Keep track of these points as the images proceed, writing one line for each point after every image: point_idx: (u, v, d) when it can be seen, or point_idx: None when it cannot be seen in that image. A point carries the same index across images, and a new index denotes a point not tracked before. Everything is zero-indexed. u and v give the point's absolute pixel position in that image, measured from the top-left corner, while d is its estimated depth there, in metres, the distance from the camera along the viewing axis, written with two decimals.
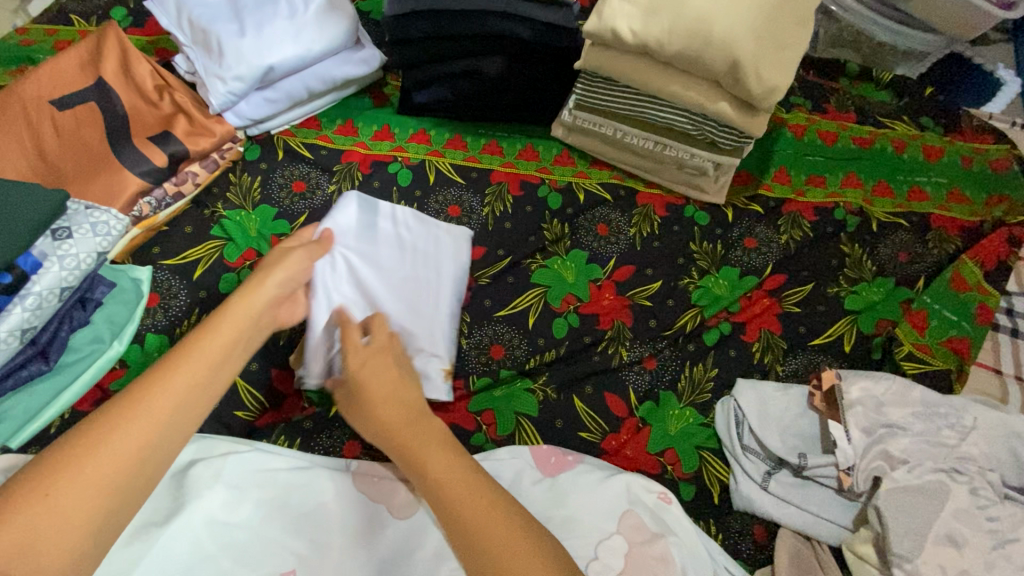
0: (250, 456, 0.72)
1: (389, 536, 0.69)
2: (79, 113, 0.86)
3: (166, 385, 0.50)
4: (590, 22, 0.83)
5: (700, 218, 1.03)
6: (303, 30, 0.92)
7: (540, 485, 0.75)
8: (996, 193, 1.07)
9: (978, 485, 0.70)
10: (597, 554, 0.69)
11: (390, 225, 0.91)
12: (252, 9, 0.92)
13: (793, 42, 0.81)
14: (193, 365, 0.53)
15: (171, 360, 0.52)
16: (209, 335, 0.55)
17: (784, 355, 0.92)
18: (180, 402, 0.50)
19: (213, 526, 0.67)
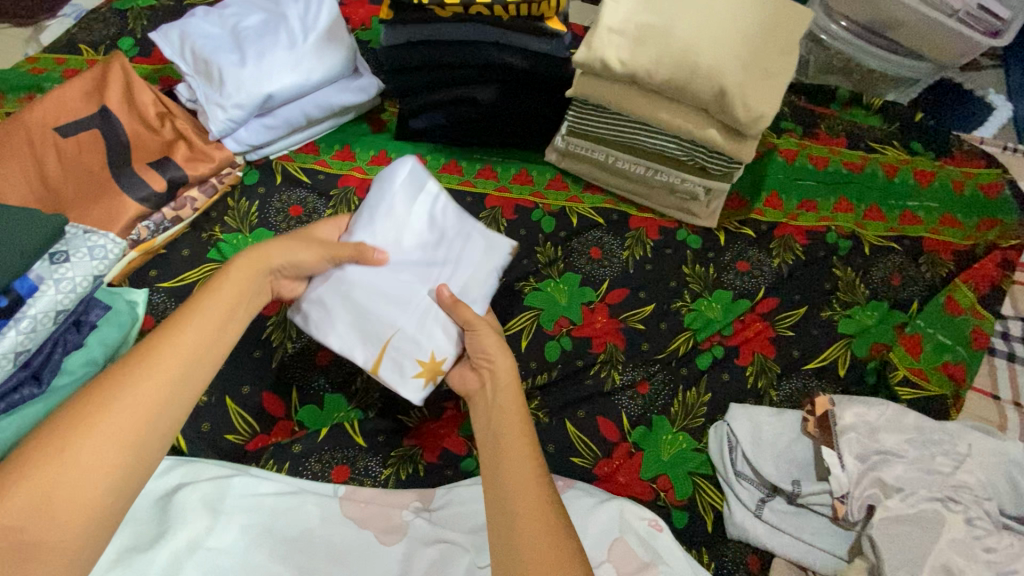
0: (237, 480, 0.72)
1: (374, 564, 0.68)
2: (81, 141, 0.88)
3: (163, 358, 0.53)
4: (579, 52, 0.85)
5: (692, 241, 1.03)
6: (302, 60, 0.95)
7: None
8: (989, 217, 1.07)
9: (975, 515, 0.68)
10: None
11: (427, 206, 0.84)
12: (253, 39, 0.95)
13: (779, 71, 0.83)
14: (185, 341, 0.55)
15: (166, 335, 0.55)
16: (196, 318, 0.58)
17: (777, 380, 0.91)
18: (177, 372, 0.53)
19: (196, 551, 0.66)
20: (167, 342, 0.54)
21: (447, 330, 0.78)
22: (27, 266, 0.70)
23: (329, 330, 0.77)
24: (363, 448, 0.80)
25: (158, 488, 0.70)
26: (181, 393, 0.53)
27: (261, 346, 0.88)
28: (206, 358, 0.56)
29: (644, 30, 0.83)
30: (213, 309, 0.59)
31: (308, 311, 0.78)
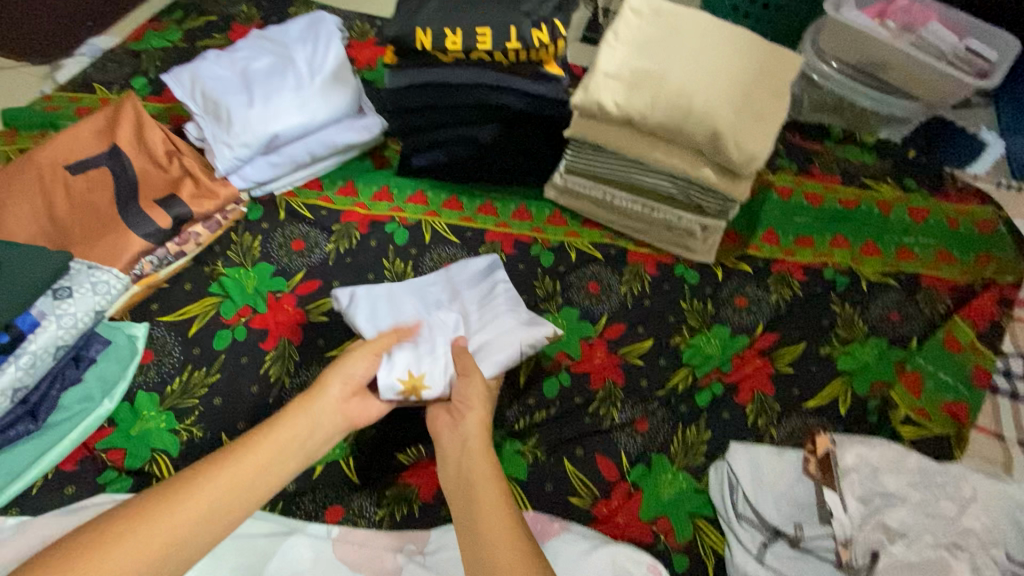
0: None
1: None
2: (91, 178, 0.90)
3: (216, 479, 0.61)
4: (576, 96, 0.87)
5: (690, 276, 1.04)
6: (307, 102, 0.98)
7: None
8: (984, 253, 1.08)
9: (981, 562, 0.67)
10: None
11: (490, 291, 0.90)
12: (259, 81, 0.98)
13: (770, 114, 0.85)
14: (239, 466, 0.62)
15: (224, 458, 0.63)
16: (249, 448, 0.65)
17: (778, 418, 0.90)
18: (223, 494, 0.60)
19: None
20: (222, 464, 0.62)
21: (446, 366, 0.79)
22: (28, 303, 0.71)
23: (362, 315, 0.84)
24: (358, 486, 0.78)
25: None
26: (219, 521, 0.59)
27: (259, 381, 0.88)
28: (253, 489, 0.62)
29: (639, 75, 0.86)
30: (269, 447, 0.66)
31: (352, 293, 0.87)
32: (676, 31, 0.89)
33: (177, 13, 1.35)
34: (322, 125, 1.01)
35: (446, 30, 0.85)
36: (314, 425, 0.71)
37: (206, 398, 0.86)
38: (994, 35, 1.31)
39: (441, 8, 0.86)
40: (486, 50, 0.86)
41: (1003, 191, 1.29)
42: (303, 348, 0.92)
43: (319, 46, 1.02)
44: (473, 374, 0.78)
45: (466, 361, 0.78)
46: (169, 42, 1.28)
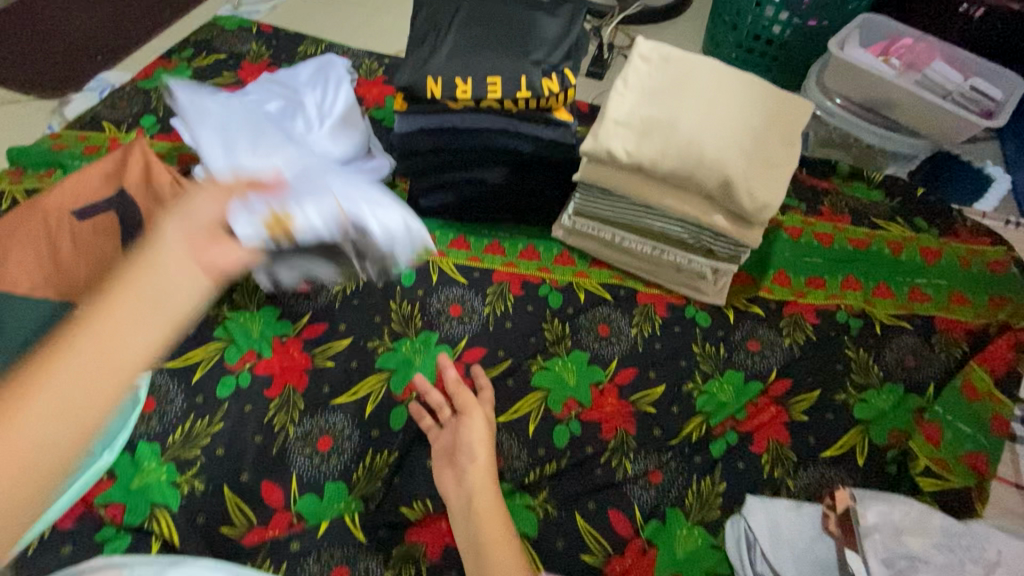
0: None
1: None
2: (97, 224, 0.89)
3: (46, 389, 0.46)
4: (586, 142, 0.87)
5: (701, 319, 1.03)
6: (322, 145, 1.00)
7: None
8: (998, 295, 1.07)
9: None
10: None
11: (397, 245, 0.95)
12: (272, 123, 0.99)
13: (781, 161, 0.84)
14: (78, 366, 0.47)
15: (55, 355, 0.47)
16: (86, 339, 0.48)
17: (794, 469, 0.88)
18: (62, 400, 0.46)
19: None
20: (50, 371, 0.46)
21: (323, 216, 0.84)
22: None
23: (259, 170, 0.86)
24: (364, 545, 0.78)
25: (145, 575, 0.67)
26: (66, 432, 0.46)
27: (263, 431, 0.86)
28: (107, 360, 0.48)
29: (649, 122, 0.86)
30: (106, 324, 0.48)
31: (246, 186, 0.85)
32: (686, 78, 0.89)
33: (189, 51, 1.36)
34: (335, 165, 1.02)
35: (457, 78, 0.85)
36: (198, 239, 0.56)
37: (208, 449, 0.84)
38: (999, 73, 1.32)
39: (451, 57, 0.86)
40: (496, 99, 0.86)
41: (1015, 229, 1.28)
42: (309, 396, 0.90)
43: (335, 90, 1.05)
44: (473, 413, 0.83)
45: (462, 400, 0.84)
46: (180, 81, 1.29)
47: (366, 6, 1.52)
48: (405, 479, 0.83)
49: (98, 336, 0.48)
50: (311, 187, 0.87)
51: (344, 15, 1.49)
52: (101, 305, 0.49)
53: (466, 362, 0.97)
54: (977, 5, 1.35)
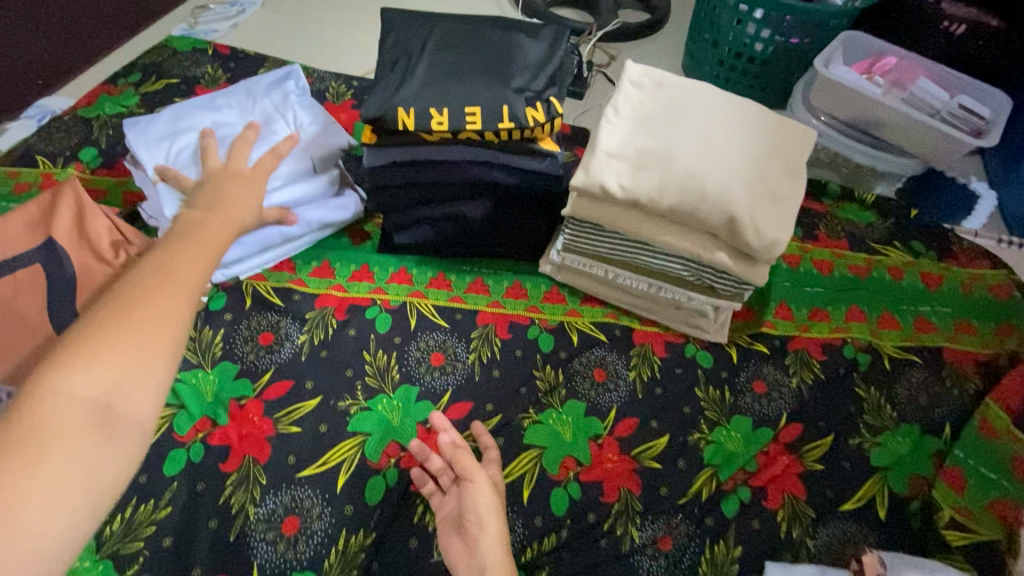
0: None
1: None
2: (19, 280, 0.77)
3: (143, 315, 0.54)
4: (577, 177, 0.79)
5: (702, 358, 0.96)
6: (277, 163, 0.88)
7: None
8: (1004, 323, 1.03)
9: None
10: None
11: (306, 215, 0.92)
12: (226, 142, 0.89)
13: (789, 194, 0.78)
14: (164, 290, 0.57)
15: (143, 286, 0.56)
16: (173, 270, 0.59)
17: (813, 526, 0.81)
18: (163, 317, 0.55)
19: None
20: (140, 300, 0.55)
21: None
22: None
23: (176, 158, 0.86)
24: None
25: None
26: (167, 338, 0.54)
27: (218, 514, 0.75)
28: (185, 280, 0.59)
29: (645, 154, 0.79)
30: (195, 263, 0.62)
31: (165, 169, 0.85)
32: (682, 105, 0.83)
33: (135, 75, 1.25)
34: (289, 183, 0.90)
35: (431, 109, 0.77)
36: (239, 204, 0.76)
37: (155, 540, 0.73)
38: (983, 92, 1.30)
39: (424, 86, 0.78)
40: (476, 130, 0.78)
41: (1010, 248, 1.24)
42: (273, 469, 0.79)
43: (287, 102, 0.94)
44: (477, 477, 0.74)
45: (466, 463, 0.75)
46: (124, 108, 1.18)
47: (331, 24, 1.43)
48: (383, 564, 0.74)
49: (191, 274, 0.61)
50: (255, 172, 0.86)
51: (307, 35, 1.40)
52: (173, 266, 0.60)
53: (451, 418, 0.87)
54: (958, 22, 1.32)
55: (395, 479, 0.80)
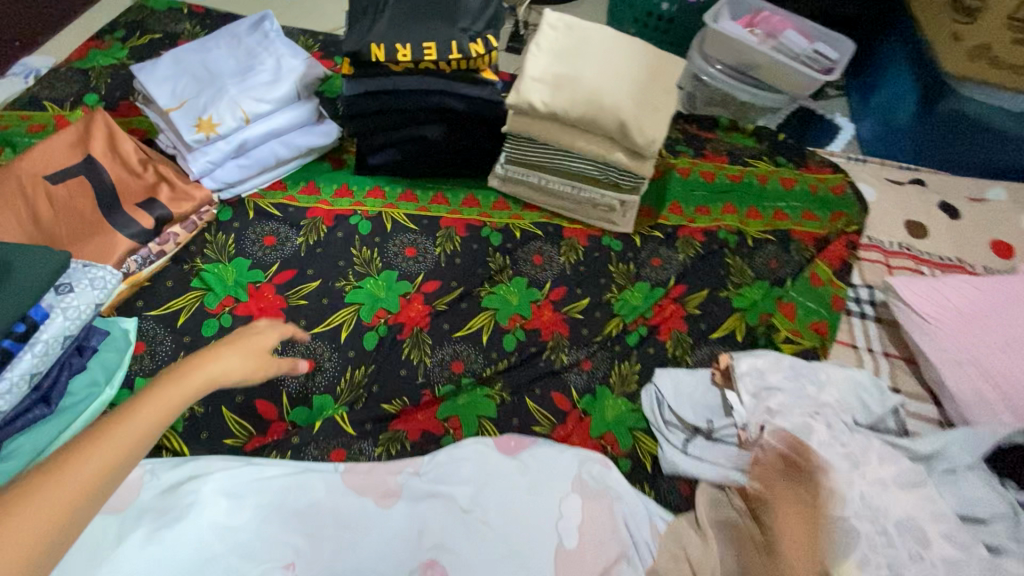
0: (245, 469, 0.79)
1: (375, 528, 0.75)
2: (70, 187, 0.96)
3: (69, 478, 0.51)
4: (511, 96, 1.05)
5: (614, 245, 1.25)
6: (265, 93, 1.08)
7: (508, 467, 0.79)
8: (837, 211, 1.37)
9: (831, 421, 0.88)
10: (562, 512, 0.75)
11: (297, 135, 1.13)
12: (225, 75, 1.08)
13: (664, 106, 1.07)
14: (49, 502, 0.50)
15: (85, 446, 0.53)
16: (104, 436, 0.54)
17: (691, 348, 1.12)
18: (74, 482, 0.51)
19: (218, 531, 0.73)
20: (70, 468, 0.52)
21: (235, 114, 1.05)
22: (28, 309, 0.75)
23: (190, 90, 1.05)
24: (355, 435, 0.92)
25: (168, 480, 0.77)
26: (77, 487, 0.52)
27: None
28: (106, 478, 0.54)
29: (559, 78, 1.06)
30: (151, 406, 0.58)
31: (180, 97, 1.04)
32: (586, 42, 1.10)
33: (120, 32, 1.40)
34: (282, 109, 1.11)
35: (396, 45, 1.02)
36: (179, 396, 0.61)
37: None
38: (838, 40, 1.63)
39: (389, 27, 1.03)
40: (432, 60, 1.03)
41: (857, 163, 1.53)
42: (287, 328, 1.03)
43: (268, 41, 1.13)
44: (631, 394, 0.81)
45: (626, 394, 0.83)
46: (116, 60, 1.34)
47: None
48: (381, 385, 0.99)
49: (104, 457, 0.54)
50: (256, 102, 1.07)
51: None
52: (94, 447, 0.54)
53: (425, 292, 1.12)
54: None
55: (385, 332, 1.05)
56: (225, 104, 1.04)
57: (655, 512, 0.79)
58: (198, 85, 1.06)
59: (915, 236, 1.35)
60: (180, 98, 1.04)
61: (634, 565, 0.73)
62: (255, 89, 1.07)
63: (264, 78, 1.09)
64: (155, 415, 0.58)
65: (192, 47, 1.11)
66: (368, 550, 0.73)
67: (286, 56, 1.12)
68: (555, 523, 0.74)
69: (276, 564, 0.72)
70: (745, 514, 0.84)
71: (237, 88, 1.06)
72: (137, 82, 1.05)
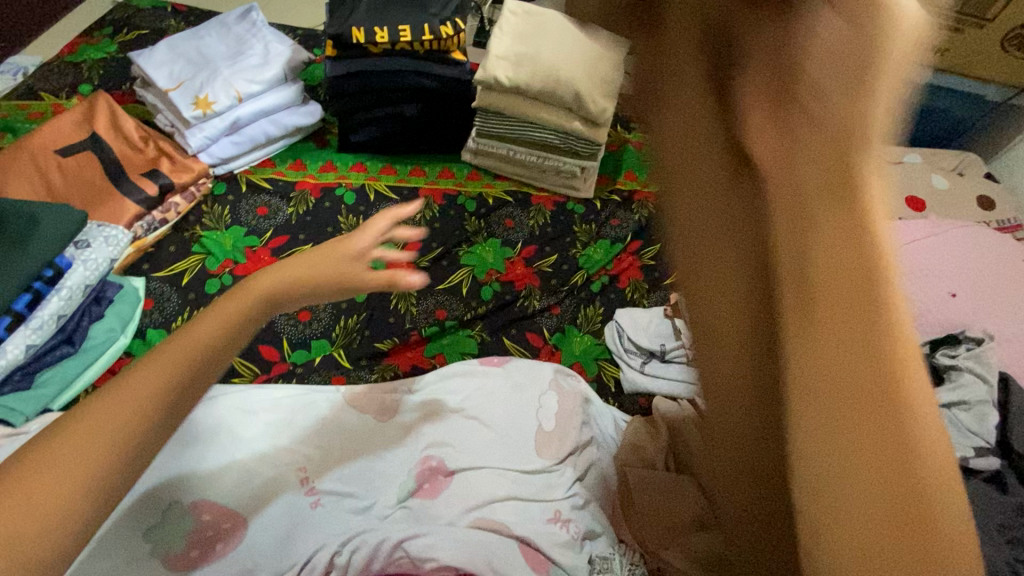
0: (257, 392, 0.86)
1: (375, 433, 0.84)
2: (79, 159, 1.08)
3: (127, 391, 0.48)
4: (478, 73, 1.21)
5: (577, 209, 1.38)
6: (255, 75, 1.20)
7: (498, 377, 0.91)
8: None
9: None
10: (540, 404, 0.88)
11: (285, 115, 1.25)
12: (218, 60, 1.20)
13: (613, 79, 1.23)
14: (107, 413, 0.47)
15: (141, 364, 0.50)
16: (154, 363, 0.50)
17: (647, 292, 1.26)
18: (138, 394, 0.48)
19: (234, 440, 0.79)
20: (122, 399, 0.48)
21: (228, 94, 1.16)
22: (53, 257, 0.84)
23: (186, 73, 1.17)
24: (351, 367, 1.05)
25: None
26: (141, 397, 0.48)
27: None
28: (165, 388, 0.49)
29: (521, 56, 1.21)
30: (201, 325, 0.53)
31: (177, 81, 1.16)
32: (542, 24, 1.24)
33: (108, 29, 1.49)
34: (270, 89, 1.22)
35: (375, 28, 1.16)
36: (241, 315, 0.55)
37: None
38: None
39: (368, 13, 1.17)
40: (407, 41, 1.17)
41: None
42: None
43: (256, 29, 1.25)
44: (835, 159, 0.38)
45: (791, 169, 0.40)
46: (106, 54, 1.43)
47: None
48: (372, 330, 1.10)
49: (151, 372, 0.49)
50: (247, 84, 1.19)
51: None
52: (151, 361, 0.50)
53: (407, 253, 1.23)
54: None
55: (373, 286, 1.16)
56: (220, 85, 1.16)
57: (617, 414, 0.95)
58: (193, 69, 1.17)
59: None
60: (179, 81, 1.15)
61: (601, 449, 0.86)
62: (246, 72, 1.19)
63: (253, 62, 1.21)
64: (202, 342, 0.52)
65: (186, 34, 1.22)
66: (369, 448, 0.83)
67: (272, 43, 1.24)
68: (535, 413, 0.86)
69: (288, 467, 0.78)
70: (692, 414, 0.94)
71: (230, 71, 1.18)
72: (138, 67, 1.16)
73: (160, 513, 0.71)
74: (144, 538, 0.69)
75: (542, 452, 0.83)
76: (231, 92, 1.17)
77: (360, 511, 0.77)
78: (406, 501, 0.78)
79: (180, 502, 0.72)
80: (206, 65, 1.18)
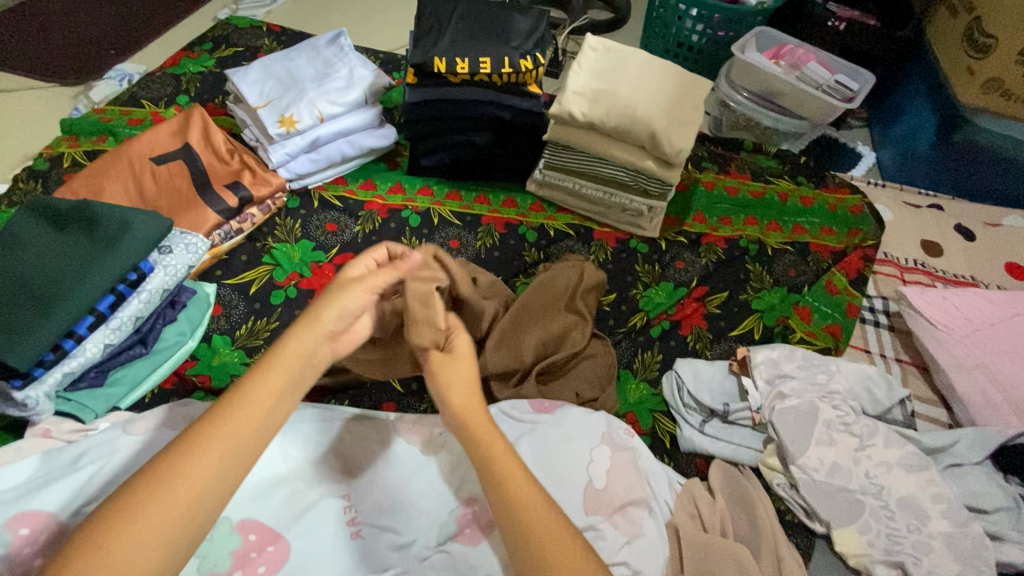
0: (306, 411, 0.87)
1: (420, 468, 0.83)
2: (171, 168, 1.14)
3: (216, 432, 0.54)
4: (554, 107, 1.20)
5: (641, 247, 1.33)
6: (338, 97, 1.23)
7: (547, 421, 0.87)
8: (855, 228, 1.41)
9: (838, 402, 0.98)
10: (592, 457, 0.82)
11: (363, 138, 1.29)
12: (305, 81, 1.25)
13: (691, 121, 1.20)
14: (200, 454, 0.52)
15: (225, 407, 0.56)
16: (224, 419, 0.55)
17: (710, 343, 1.20)
18: (221, 437, 0.53)
19: (285, 459, 0.80)
20: (196, 445, 0.52)
21: (312, 114, 1.21)
22: (136, 260, 0.87)
23: (275, 94, 1.22)
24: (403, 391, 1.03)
25: None
26: (243, 436, 0.55)
27: None
28: (241, 428, 0.55)
29: (598, 92, 1.20)
30: (284, 363, 0.60)
31: (266, 102, 1.21)
32: (622, 64, 1.24)
33: (209, 45, 1.60)
34: (349, 110, 1.26)
35: (456, 58, 1.16)
36: (302, 367, 0.61)
37: (270, 340, 1.07)
38: (857, 71, 1.62)
39: (452, 43, 1.17)
40: (486, 73, 1.17)
41: (877, 187, 1.56)
42: None
43: (344, 54, 1.30)
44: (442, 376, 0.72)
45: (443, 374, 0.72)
46: (204, 68, 1.52)
47: (353, 14, 1.80)
48: None
49: (247, 408, 0.56)
50: (330, 105, 1.22)
51: (336, 21, 1.77)
52: (233, 403, 0.56)
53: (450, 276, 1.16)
54: (840, 21, 1.62)
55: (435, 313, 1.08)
56: (306, 106, 1.20)
57: (673, 475, 0.90)
58: (282, 89, 1.23)
59: (931, 254, 1.41)
60: (268, 100, 1.21)
61: (654, 514, 0.80)
62: (329, 94, 1.23)
63: (336, 85, 1.25)
64: (284, 379, 0.59)
65: (278, 55, 1.28)
66: (411, 485, 0.80)
67: (357, 67, 1.28)
68: (586, 467, 0.80)
69: (331, 493, 0.78)
70: (756, 486, 0.91)
71: (314, 92, 1.22)
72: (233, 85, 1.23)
73: (209, 528, 0.71)
74: (195, 555, 0.68)
75: (591, 514, 0.77)
76: (315, 115, 1.21)
77: (399, 549, 0.75)
78: (445, 544, 0.76)
79: (227, 518, 0.72)
80: (294, 86, 1.23)
